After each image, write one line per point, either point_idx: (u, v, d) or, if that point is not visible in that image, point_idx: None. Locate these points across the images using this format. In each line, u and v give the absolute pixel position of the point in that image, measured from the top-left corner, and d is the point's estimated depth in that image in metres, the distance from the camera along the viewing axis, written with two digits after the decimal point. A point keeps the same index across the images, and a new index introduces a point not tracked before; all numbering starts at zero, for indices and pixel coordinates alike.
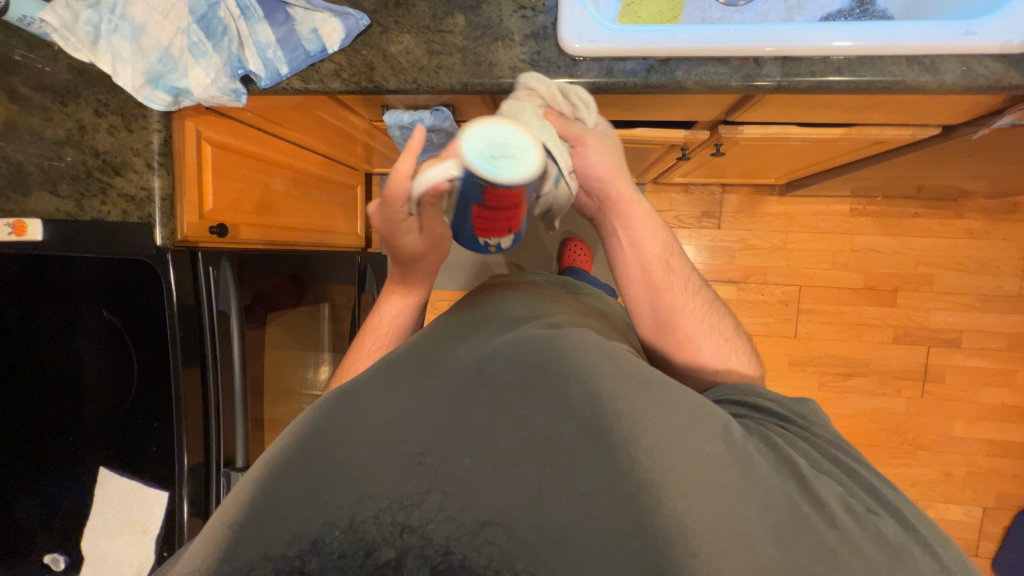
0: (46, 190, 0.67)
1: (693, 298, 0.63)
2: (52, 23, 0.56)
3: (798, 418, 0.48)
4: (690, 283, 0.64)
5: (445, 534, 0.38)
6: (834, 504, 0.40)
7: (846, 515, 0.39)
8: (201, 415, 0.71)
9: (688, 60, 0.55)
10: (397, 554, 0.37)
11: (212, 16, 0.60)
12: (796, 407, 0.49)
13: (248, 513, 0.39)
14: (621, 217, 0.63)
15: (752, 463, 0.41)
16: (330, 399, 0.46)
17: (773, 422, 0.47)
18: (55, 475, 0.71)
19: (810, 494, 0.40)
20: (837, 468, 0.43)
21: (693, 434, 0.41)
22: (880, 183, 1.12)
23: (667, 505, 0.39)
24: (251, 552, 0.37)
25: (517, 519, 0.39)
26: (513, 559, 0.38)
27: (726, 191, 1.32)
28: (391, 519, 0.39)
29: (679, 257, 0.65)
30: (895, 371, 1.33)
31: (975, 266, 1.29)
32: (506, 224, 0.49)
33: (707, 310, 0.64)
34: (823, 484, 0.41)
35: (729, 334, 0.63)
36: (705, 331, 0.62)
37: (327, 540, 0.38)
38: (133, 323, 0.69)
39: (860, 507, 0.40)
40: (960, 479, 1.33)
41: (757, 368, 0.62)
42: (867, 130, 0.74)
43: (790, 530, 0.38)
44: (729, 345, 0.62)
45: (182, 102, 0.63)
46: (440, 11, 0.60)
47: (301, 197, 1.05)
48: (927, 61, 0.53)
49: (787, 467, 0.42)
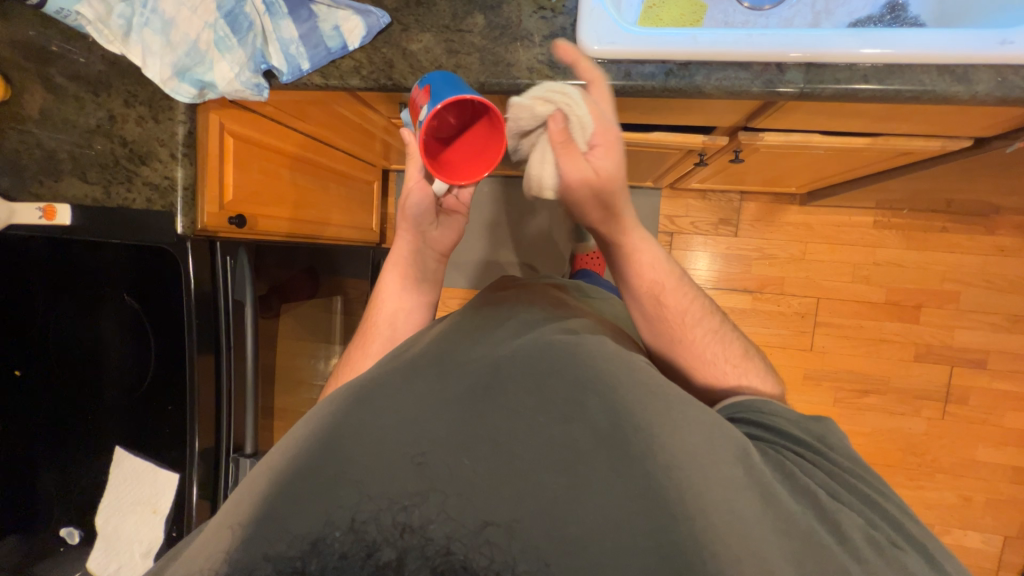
0: (76, 176, 0.69)
1: (695, 326, 0.62)
2: (87, 15, 0.58)
3: (820, 445, 0.47)
4: (690, 311, 0.62)
5: (446, 535, 0.38)
6: (855, 536, 0.39)
7: (868, 546, 0.39)
8: (213, 401, 0.72)
9: (709, 64, 0.54)
10: (397, 556, 0.37)
11: (238, 12, 0.62)
12: (805, 427, 0.49)
13: (251, 512, 0.40)
14: (610, 253, 0.61)
15: (768, 486, 0.40)
16: (352, 395, 0.47)
17: (789, 445, 0.47)
18: (73, 451, 0.73)
19: (830, 525, 0.40)
20: (853, 495, 0.43)
21: (712, 455, 0.41)
22: (906, 196, 1.08)
23: (686, 524, 0.38)
24: (251, 551, 0.37)
25: (520, 523, 0.39)
26: (514, 562, 0.38)
27: (745, 199, 1.30)
28: (392, 520, 0.39)
29: (680, 286, 0.62)
30: (915, 390, 1.28)
31: (1005, 285, 1.24)
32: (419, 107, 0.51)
33: (710, 337, 0.62)
34: (842, 514, 0.41)
35: (738, 358, 0.61)
36: (708, 360, 0.61)
37: (327, 541, 0.37)
38: (154, 308, 0.71)
39: (883, 541, 0.40)
40: (981, 505, 1.28)
41: (773, 385, 0.59)
42: (894, 140, 0.72)
43: (812, 557, 0.37)
44: (735, 370, 0.59)
45: (207, 95, 0.65)
46: (461, 10, 0.60)
47: (319, 190, 1.06)
48: (959, 70, 0.51)
49: (802, 495, 0.42)
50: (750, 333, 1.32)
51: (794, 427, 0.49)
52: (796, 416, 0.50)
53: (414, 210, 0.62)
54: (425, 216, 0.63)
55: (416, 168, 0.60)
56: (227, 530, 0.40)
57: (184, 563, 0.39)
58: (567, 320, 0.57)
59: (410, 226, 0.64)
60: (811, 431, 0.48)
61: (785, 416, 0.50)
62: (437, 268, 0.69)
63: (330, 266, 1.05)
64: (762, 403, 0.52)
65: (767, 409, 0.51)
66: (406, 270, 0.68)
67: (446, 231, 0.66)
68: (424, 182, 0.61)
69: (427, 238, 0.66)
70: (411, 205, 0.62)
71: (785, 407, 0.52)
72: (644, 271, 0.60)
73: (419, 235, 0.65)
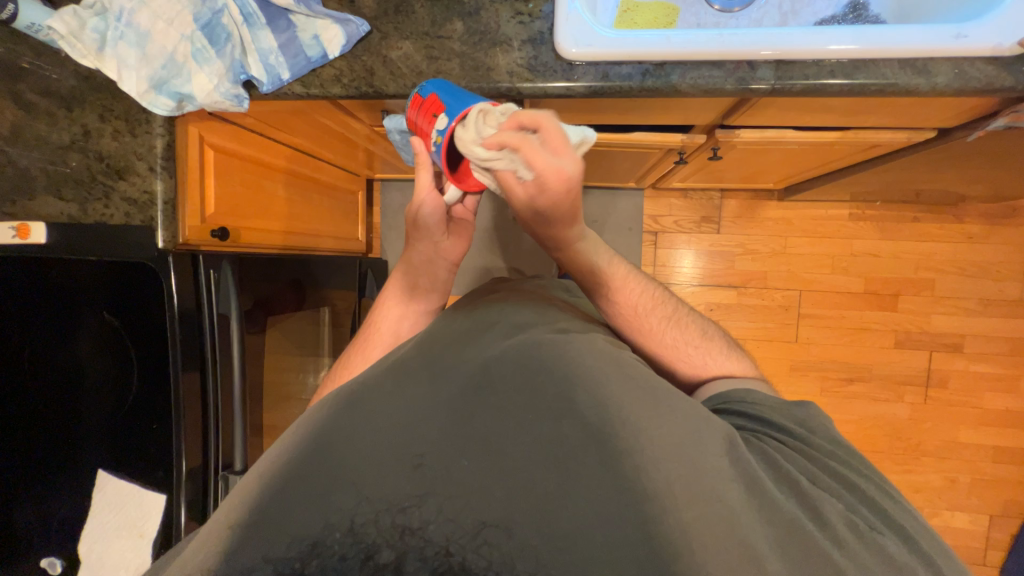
0: (51, 194, 0.68)
1: (652, 315, 0.62)
2: (59, 30, 0.58)
3: (805, 434, 0.48)
4: (646, 303, 0.62)
5: (445, 535, 0.38)
6: (835, 521, 0.40)
7: (847, 531, 0.40)
8: (200, 418, 0.71)
9: (683, 63, 0.56)
10: (396, 556, 0.37)
11: (215, 23, 0.61)
12: (789, 416, 0.50)
13: (248, 515, 0.39)
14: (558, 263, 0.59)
15: (754, 476, 0.41)
16: (341, 398, 0.46)
17: (772, 434, 0.48)
18: (52, 477, 0.71)
19: (812, 512, 0.41)
20: (836, 482, 0.44)
21: (700, 447, 0.42)
22: (878, 188, 1.12)
23: (676, 517, 0.39)
24: (252, 551, 0.37)
25: (516, 522, 0.39)
26: (512, 561, 0.38)
27: (725, 197, 1.33)
28: (391, 521, 0.39)
29: (633, 274, 0.63)
30: (897, 376, 1.32)
31: (975, 271, 1.28)
32: (432, 114, 0.51)
33: (670, 324, 0.63)
34: (823, 500, 0.42)
35: (698, 339, 0.63)
36: (671, 346, 0.62)
37: (327, 542, 0.38)
38: (135, 326, 0.69)
39: (862, 525, 0.41)
40: (965, 485, 1.32)
41: (742, 362, 0.62)
42: (863, 133, 0.75)
43: (797, 546, 0.38)
44: (700, 352, 0.62)
45: (184, 107, 0.64)
46: (439, 16, 0.61)
47: (302, 201, 1.05)
48: (919, 63, 0.53)
49: (788, 484, 0.42)
50: (736, 328, 1.35)
51: (778, 416, 0.50)
52: (777, 402, 0.52)
53: (428, 220, 0.60)
54: (438, 226, 0.61)
55: (428, 177, 0.56)
56: (217, 536, 0.39)
57: (179, 564, 0.38)
58: (557, 319, 0.57)
59: (421, 236, 0.62)
60: (793, 416, 0.50)
61: (768, 405, 0.51)
62: (444, 277, 0.67)
63: (317, 278, 1.04)
64: (746, 394, 0.53)
65: (750, 399, 0.52)
66: (412, 280, 0.67)
67: (456, 240, 0.65)
68: (437, 191, 0.59)
69: (439, 248, 0.64)
70: (424, 215, 0.60)
71: (767, 395, 0.53)
72: (595, 275, 0.60)
73: (432, 245, 0.63)
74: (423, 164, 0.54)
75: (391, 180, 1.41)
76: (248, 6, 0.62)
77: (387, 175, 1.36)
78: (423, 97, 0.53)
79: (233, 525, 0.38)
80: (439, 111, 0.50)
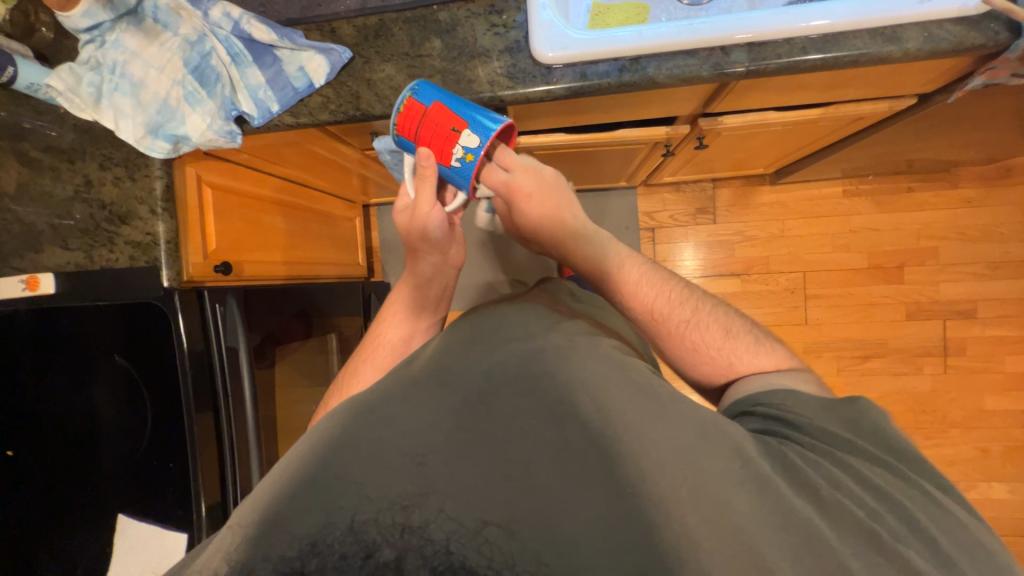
0: (57, 245, 0.69)
1: (669, 319, 0.59)
2: (58, 87, 0.61)
3: (836, 434, 0.46)
4: (662, 303, 0.60)
5: (445, 534, 0.36)
6: (853, 529, 0.39)
7: (866, 538, 0.38)
8: (215, 454, 0.71)
9: (657, 56, 0.57)
10: (397, 555, 0.34)
11: (205, 66, 0.64)
12: (828, 417, 0.47)
13: (259, 514, 0.38)
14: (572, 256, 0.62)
15: (766, 481, 0.41)
16: (354, 409, 0.47)
17: (795, 438, 0.47)
18: (70, 527, 0.70)
19: (829, 516, 0.39)
20: (861, 488, 0.42)
21: (705, 449, 0.42)
22: (869, 161, 1.12)
23: (678, 521, 0.38)
24: (253, 552, 0.35)
25: (518, 522, 0.37)
26: (513, 560, 0.35)
27: (717, 186, 1.34)
28: (392, 520, 0.36)
29: (645, 276, 0.62)
30: (914, 348, 1.30)
31: (978, 234, 1.27)
32: (444, 127, 0.52)
33: (690, 326, 0.59)
34: (843, 507, 0.40)
35: (721, 339, 0.59)
36: (691, 350, 0.59)
37: (327, 541, 0.35)
38: (144, 367, 0.70)
39: (886, 535, 0.39)
40: (999, 453, 1.28)
41: (770, 357, 0.57)
42: (845, 107, 0.76)
43: (810, 551, 0.37)
44: (725, 353, 0.58)
45: (181, 149, 0.66)
46: (418, 37, 0.63)
47: (301, 231, 1.07)
48: (889, 31, 0.54)
49: (804, 487, 0.41)
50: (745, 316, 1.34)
51: (814, 423, 0.47)
52: (822, 403, 0.49)
53: (435, 234, 0.60)
54: (444, 238, 0.61)
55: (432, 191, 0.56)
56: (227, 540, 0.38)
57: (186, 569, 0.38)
58: (562, 327, 0.58)
59: (429, 246, 0.62)
60: (837, 418, 0.47)
61: (813, 413, 0.48)
62: (453, 284, 0.69)
63: (322, 305, 1.05)
64: (779, 397, 0.51)
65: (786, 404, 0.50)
66: (415, 299, 0.68)
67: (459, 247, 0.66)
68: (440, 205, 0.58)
69: (447, 258, 0.65)
70: (430, 229, 0.59)
71: (807, 395, 0.50)
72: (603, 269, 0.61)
73: (439, 256, 0.63)
74: (429, 176, 0.54)
75: (387, 204, 1.43)
76: (235, 47, 0.64)
77: (381, 198, 1.39)
78: (421, 101, 0.52)
79: (239, 526, 0.39)
80: (460, 127, 0.51)
